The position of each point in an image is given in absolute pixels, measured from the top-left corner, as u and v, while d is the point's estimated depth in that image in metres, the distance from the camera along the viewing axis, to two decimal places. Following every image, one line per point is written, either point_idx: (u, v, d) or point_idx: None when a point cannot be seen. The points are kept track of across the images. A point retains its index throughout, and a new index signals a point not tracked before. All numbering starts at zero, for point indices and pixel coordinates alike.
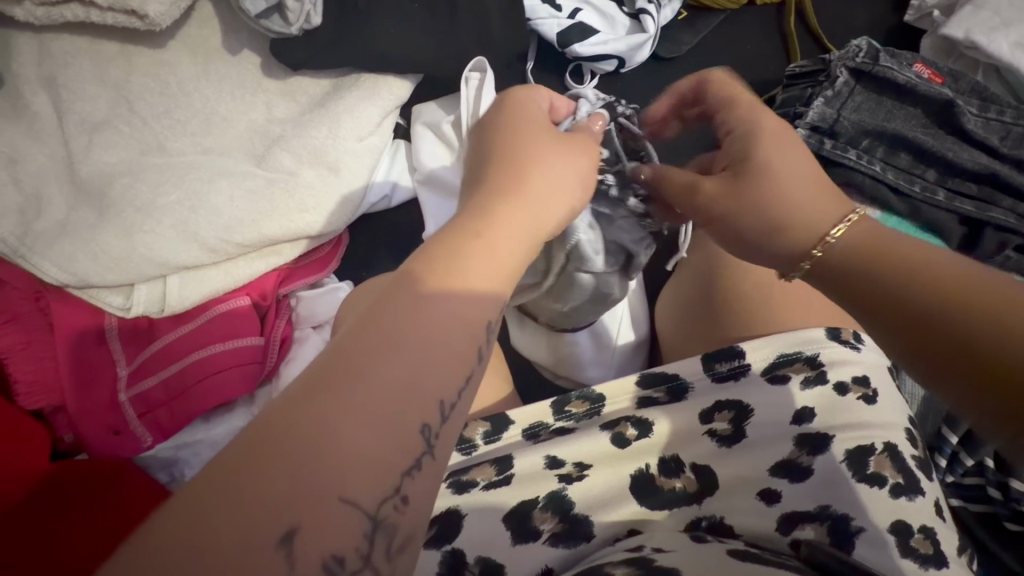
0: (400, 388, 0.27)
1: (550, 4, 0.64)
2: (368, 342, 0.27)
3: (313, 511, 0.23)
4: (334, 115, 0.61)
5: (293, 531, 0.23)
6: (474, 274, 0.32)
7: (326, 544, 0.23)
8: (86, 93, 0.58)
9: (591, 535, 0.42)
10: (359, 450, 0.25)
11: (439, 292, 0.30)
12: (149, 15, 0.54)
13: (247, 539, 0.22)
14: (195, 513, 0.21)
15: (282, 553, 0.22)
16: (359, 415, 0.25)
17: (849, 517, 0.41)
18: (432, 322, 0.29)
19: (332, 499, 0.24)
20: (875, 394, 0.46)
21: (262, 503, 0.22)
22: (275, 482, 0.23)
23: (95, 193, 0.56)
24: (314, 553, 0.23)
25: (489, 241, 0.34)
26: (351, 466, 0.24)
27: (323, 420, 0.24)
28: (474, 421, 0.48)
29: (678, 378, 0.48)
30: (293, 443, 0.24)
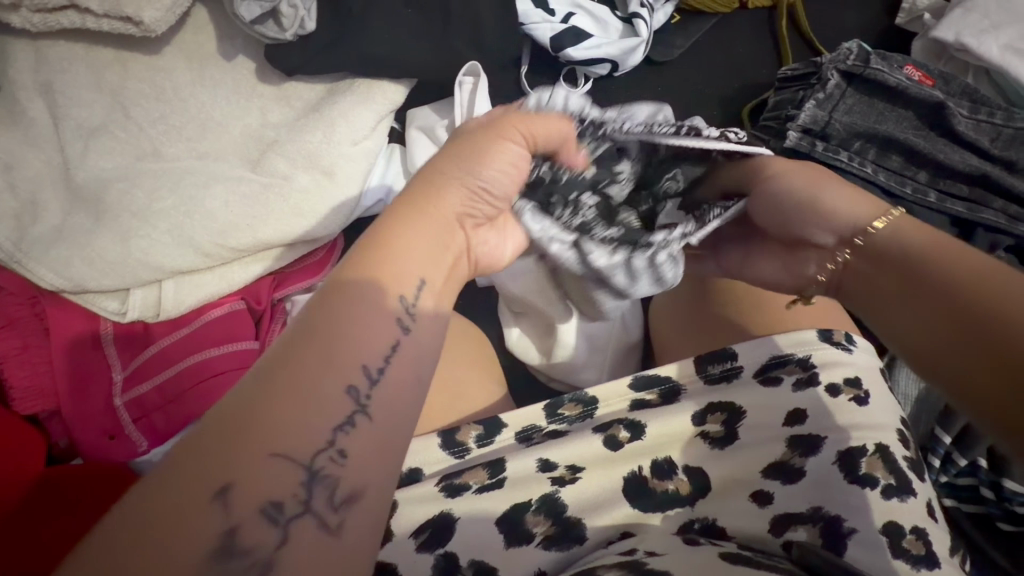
0: (320, 364, 0.29)
1: (543, 9, 0.65)
2: (289, 336, 0.30)
3: (245, 470, 0.26)
4: (330, 120, 0.62)
5: (226, 488, 0.25)
6: (397, 268, 0.35)
7: (260, 495, 0.26)
8: (82, 99, 0.58)
9: (584, 538, 0.43)
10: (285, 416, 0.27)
11: (357, 288, 0.33)
12: (144, 22, 0.55)
13: (187, 497, 0.25)
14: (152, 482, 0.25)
15: (221, 502, 0.25)
16: (281, 394, 0.28)
17: (842, 518, 0.41)
18: (348, 313, 0.31)
19: (263, 457, 0.26)
20: (867, 395, 0.46)
21: (201, 466, 0.25)
22: (213, 451, 0.26)
23: (91, 198, 0.57)
24: (251, 504, 0.26)
25: (410, 237, 0.36)
26: (279, 428, 0.27)
27: (251, 397, 0.27)
28: (468, 424, 0.48)
29: (671, 380, 0.49)
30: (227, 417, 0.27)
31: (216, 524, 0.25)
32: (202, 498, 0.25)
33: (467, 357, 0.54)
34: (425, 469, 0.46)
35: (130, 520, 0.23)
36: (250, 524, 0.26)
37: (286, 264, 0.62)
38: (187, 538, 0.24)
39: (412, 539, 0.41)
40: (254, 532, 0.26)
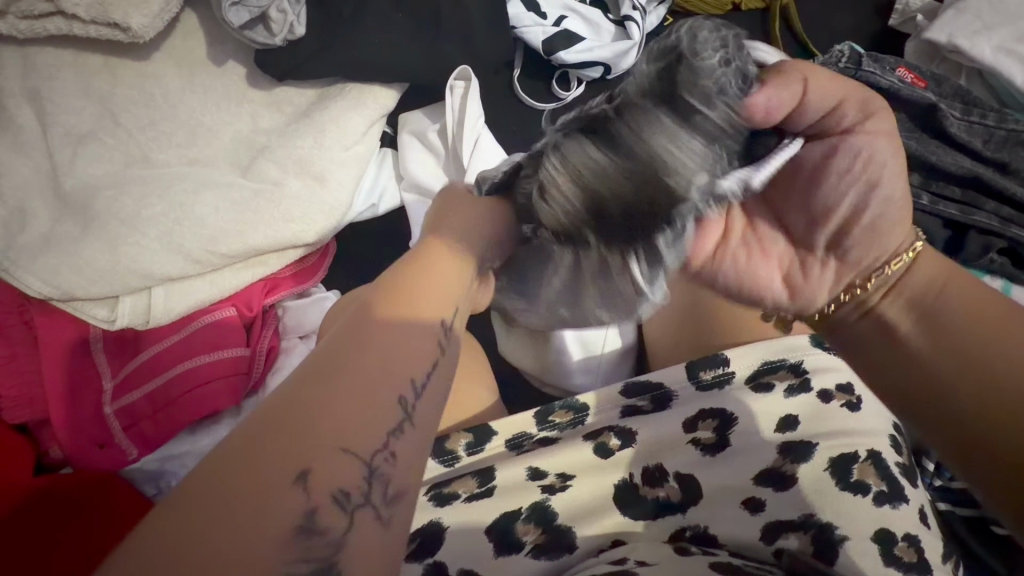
0: (376, 371, 0.30)
1: (535, 12, 0.65)
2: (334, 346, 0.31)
3: (321, 458, 0.27)
4: (320, 125, 0.62)
5: (305, 472, 0.26)
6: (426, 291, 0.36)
7: (333, 483, 0.27)
8: (70, 106, 0.58)
9: (574, 546, 0.42)
10: (349, 411, 0.28)
11: (393, 312, 0.34)
12: (132, 28, 0.55)
13: (268, 484, 0.25)
14: (222, 473, 0.25)
15: (301, 487, 0.26)
16: (342, 393, 0.29)
17: (834, 525, 0.40)
18: (389, 329, 0.33)
19: (333, 450, 0.27)
20: (858, 401, 0.46)
21: (274, 454, 0.26)
22: (284, 442, 0.26)
23: (79, 206, 0.56)
24: (325, 491, 0.27)
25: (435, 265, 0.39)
26: (348, 425, 0.28)
27: (311, 389, 0.28)
28: (457, 432, 0.47)
29: (663, 386, 0.48)
30: (292, 409, 0.27)
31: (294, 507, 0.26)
32: (282, 482, 0.26)
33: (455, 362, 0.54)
34: None
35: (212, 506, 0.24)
36: (326, 507, 0.27)
37: (275, 271, 0.62)
38: (269, 525, 0.25)
39: (402, 548, 0.41)
40: (328, 516, 0.27)
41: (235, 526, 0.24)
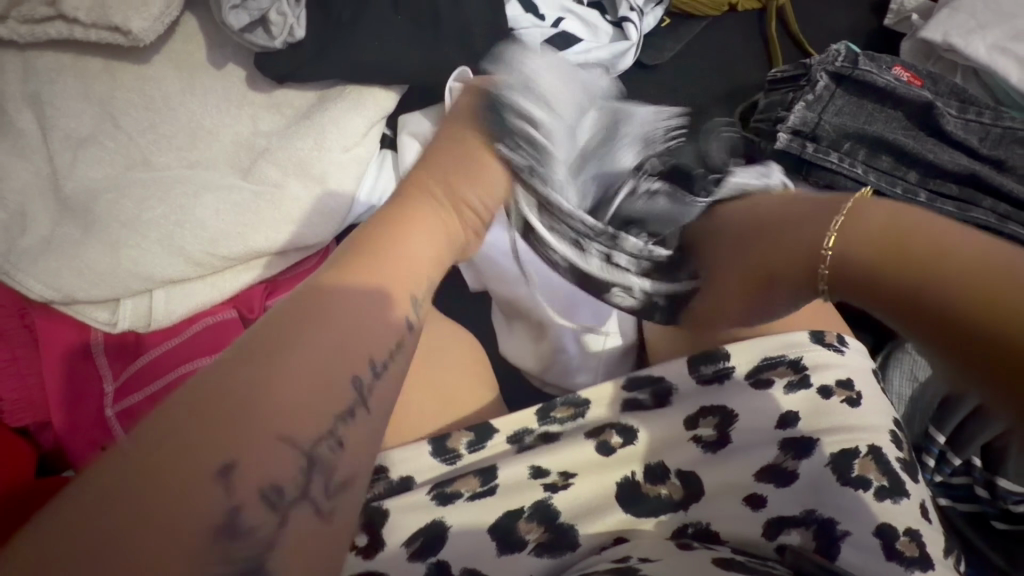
0: (325, 359, 0.30)
1: (533, 14, 0.65)
2: (276, 324, 0.30)
3: (250, 451, 0.26)
4: (320, 127, 0.62)
5: (230, 467, 0.26)
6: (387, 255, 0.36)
7: (263, 479, 0.26)
8: (71, 109, 0.58)
9: (577, 543, 0.42)
10: (281, 391, 0.28)
11: (355, 279, 0.33)
12: (132, 31, 0.55)
13: (185, 479, 0.25)
14: (137, 469, 0.24)
15: (228, 480, 0.25)
16: (278, 374, 0.28)
17: (835, 520, 0.41)
18: (343, 303, 0.32)
19: (270, 439, 0.27)
20: (859, 396, 0.46)
21: (201, 443, 0.25)
22: (211, 430, 0.26)
23: (80, 209, 0.56)
24: (253, 486, 0.26)
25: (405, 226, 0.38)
26: (287, 413, 0.28)
27: (237, 366, 0.28)
28: (458, 430, 0.47)
29: (663, 380, 0.48)
30: (218, 390, 0.27)
31: (216, 502, 0.25)
32: (204, 473, 0.25)
33: (453, 359, 0.54)
34: (417, 476, 0.45)
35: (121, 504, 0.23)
36: (252, 508, 0.26)
37: (274, 272, 0.61)
38: (185, 524, 0.24)
39: (404, 548, 0.41)
40: (254, 515, 0.26)
41: (157, 517, 0.24)
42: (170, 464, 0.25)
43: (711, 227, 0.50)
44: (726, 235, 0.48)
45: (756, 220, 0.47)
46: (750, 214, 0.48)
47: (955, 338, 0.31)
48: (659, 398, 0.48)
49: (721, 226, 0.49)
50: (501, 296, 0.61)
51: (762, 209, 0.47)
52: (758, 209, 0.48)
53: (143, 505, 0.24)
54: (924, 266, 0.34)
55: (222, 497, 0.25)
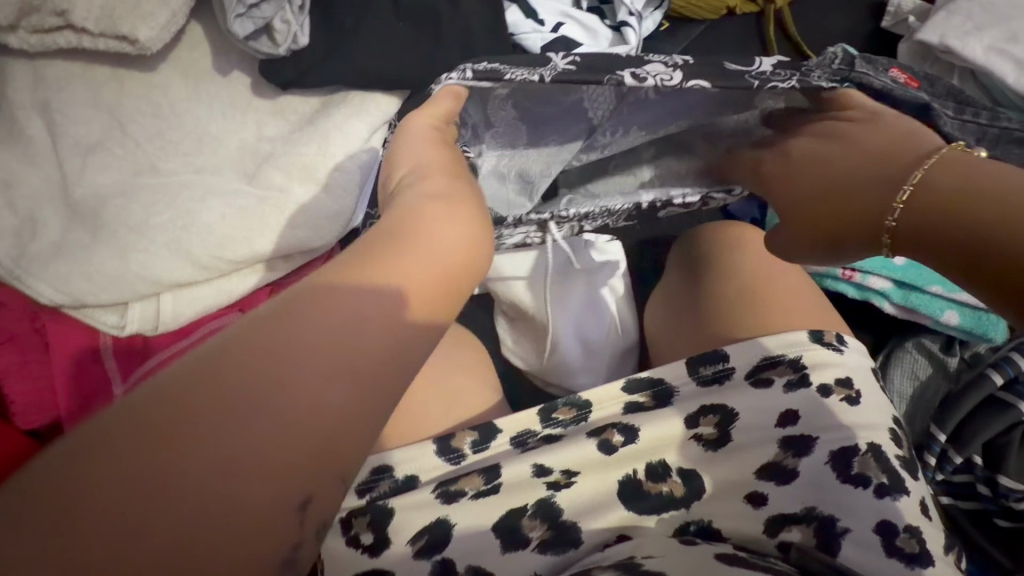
0: (379, 393, 0.32)
1: (533, 19, 0.66)
2: (315, 350, 0.31)
3: (320, 486, 0.29)
4: (324, 132, 0.63)
5: (307, 500, 0.29)
6: (421, 262, 0.36)
7: (324, 511, 0.30)
8: (79, 116, 0.59)
9: (580, 540, 0.43)
10: (343, 429, 0.30)
11: (375, 294, 0.34)
12: (140, 40, 0.56)
13: (262, 504, 0.28)
14: (222, 487, 0.27)
15: (300, 514, 0.29)
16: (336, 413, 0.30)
17: (835, 517, 0.42)
18: (382, 327, 0.33)
19: (337, 479, 0.30)
20: (858, 394, 0.47)
21: (272, 483, 0.28)
22: (291, 459, 0.28)
23: (88, 214, 0.57)
24: (318, 517, 0.30)
25: (430, 224, 0.39)
26: (351, 453, 0.31)
27: (294, 401, 0.29)
28: (462, 430, 0.46)
29: (664, 382, 0.48)
30: (278, 423, 0.29)
31: (288, 536, 0.28)
32: (282, 510, 0.28)
33: (453, 361, 0.54)
34: (421, 475, 0.44)
35: (212, 521, 0.26)
36: (310, 541, 0.30)
37: (278, 276, 0.62)
38: (262, 545, 0.28)
39: (410, 546, 0.41)
40: (311, 546, 0.30)
41: (237, 538, 0.27)
42: (248, 498, 0.27)
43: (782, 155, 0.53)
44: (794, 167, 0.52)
45: (827, 154, 0.51)
46: (823, 149, 0.51)
47: (964, 259, 0.40)
48: (701, 377, 0.48)
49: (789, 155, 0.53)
50: (505, 297, 0.60)
51: (828, 151, 0.51)
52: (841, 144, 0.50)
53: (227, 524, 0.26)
54: (972, 212, 0.40)
55: (293, 530, 0.29)
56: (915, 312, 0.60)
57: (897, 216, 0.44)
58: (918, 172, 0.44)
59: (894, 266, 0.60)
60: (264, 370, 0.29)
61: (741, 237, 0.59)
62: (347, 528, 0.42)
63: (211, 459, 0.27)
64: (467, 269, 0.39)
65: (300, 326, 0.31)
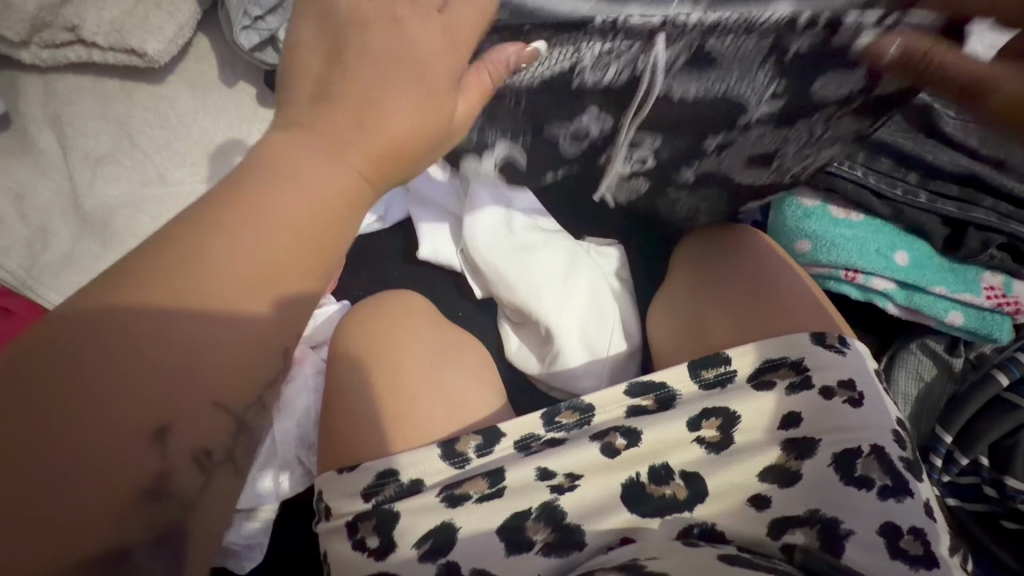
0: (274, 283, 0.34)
1: None
2: (193, 285, 0.31)
3: (182, 411, 0.30)
4: None
5: (165, 429, 0.30)
6: (286, 213, 0.34)
7: (195, 441, 0.31)
8: (89, 129, 0.60)
9: (584, 543, 0.43)
10: (202, 363, 0.31)
11: (273, 216, 0.34)
12: (148, 53, 0.58)
13: (126, 443, 0.28)
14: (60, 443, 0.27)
15: (159, 445, 0.29)
16: (194, 338, 0.31)
17: (838, 520, 0.42)
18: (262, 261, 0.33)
19: (205, 405, 0.31)
20: (861, 397, 0.47)
21: (115, 429, 0.28)
22: (139, 393, 0.29)
23: (99, 225, 0.58)
24: (186, 446, 0.30)
25: (297, 159, 0.36)
26: (218, 375, 0.32)
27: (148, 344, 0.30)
28: (467, 434, 0.47)
29: (666, 386, 0.48)
30: (121, 367, 0.29)
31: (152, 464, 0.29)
32: (137, 445, 0.29)
33: (458, 366, 0.55)
34: (425, 479, 0.45)
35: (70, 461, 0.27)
36: (183, 470, 0.30)
37: None
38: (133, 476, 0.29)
39: (416, 549, 0.42)
40: (182, 479, 0.30)
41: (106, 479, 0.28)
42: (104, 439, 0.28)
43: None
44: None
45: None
46: None
47: None
48: (702, 379, 0.48)
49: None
50: (508, 301, 0.61)
51: None
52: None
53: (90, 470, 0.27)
54: None
55: (155, 459, 0.29)
56: (919, 313, 0.60)
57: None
58: None
59: (897, 267, 0.58)
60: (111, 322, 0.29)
61: (741, 238, 0.59)
62: (353, 532, 0.43)
63: (59, 414, 0.27)
64: (364, 197, 0.38)
65: (148, 283, 0.31)
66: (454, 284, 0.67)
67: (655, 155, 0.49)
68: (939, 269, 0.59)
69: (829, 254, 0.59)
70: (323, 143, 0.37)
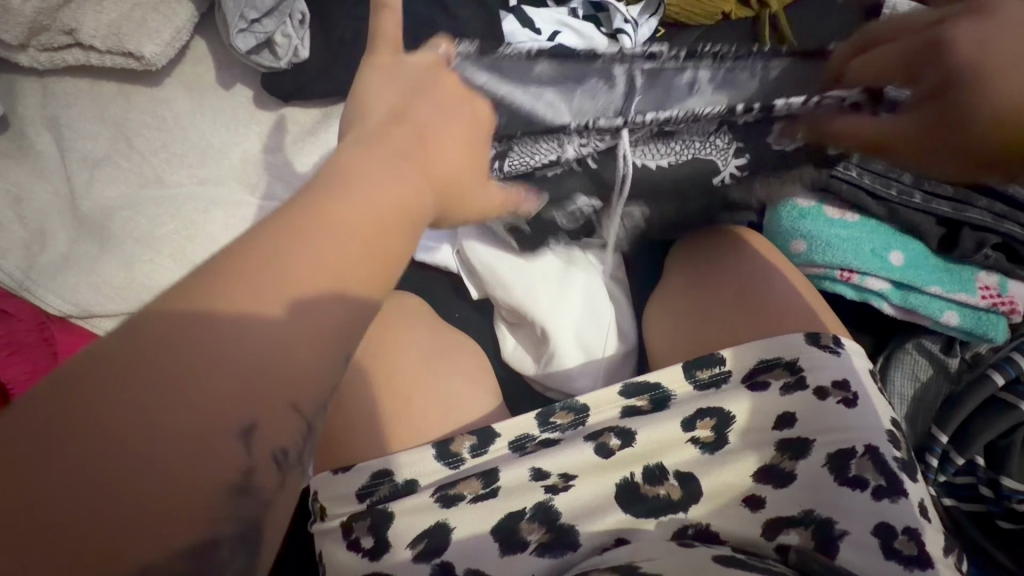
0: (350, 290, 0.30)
1: (530, 28, 0.66)
2: (267, 273, 0.28)
3: (268, 410, 0.26)
4: (326, 142, 0.63)
5: (251, 427, 0.26)
6: (358, 207, 0.32)
7: (278, 442, 0.27)
8: (87, 131, 0.61)
9: (578, 544, 0.43)
10: (280, 376, 0.27)
11: (347, 206, 0.31)
12: (145, 56, 0.58)
13: (205, 440, 0.25)
14: (130, 435, 0.23)
15: (243, 442, 0.26)
16: (263, 344, 0.27)
17: (833, 520, 0.42)
18: (326, 261, 0.29)
19: (284, 406, 0.27)
20: (855, 397, 0.47)
21: (196, 425, 0.25)
22: (219, 383, 0.25)
23: (97, 227, 0.58)
24: (269, 446, 0.27)
25: (369, 167, 0.34)
26: (297, 375, 0.28)
27: (214, 343, 0.26)
28: (461, 434, 0.47)
29: (661, 386, 0.48)
30: (198, 361, 0.25)
31: (229, 464, 0.25)
32: (224, 439, 0.25)
33: (455, 367, 0.55)
34: (420, 479, 0.45)
35: (134, 464, 0.23)
36: (263, 469, 0.26)
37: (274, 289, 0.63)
38: (207, 472, 0.25)
39: (410, 549, 0.42)
40: (264, 476, 0.27)
41: (168, 485, 0.23)
42: (177, 433, 0.24)
43: (975, 37, 0.42)
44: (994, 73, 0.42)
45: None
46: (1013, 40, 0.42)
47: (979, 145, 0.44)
48: (696, 380, 0.48)
49: (983, 41, 0.42)
50: (504, 302, 0.61)
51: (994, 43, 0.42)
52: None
53: (157, 473, 0.23)
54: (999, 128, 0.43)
55: (238, 461, 0.26)
56: (914, 312, 0.60)
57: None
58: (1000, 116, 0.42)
59: (892, 267, 0.59)
60: (187, 310, 0.26)
61: (735, 240, 0.59)
62: (347, 532, 0.43)
63: (124, 408, 0.23)
64: (421, 212, 0.35)
65: (225, 289, 0.27)
66: (451, 285, 0.67)
67: (642, 211, 0.57)
68: (934, 269, 0.59)
69: (824, 254, 0.59)
70: (395, 150, 0.36)
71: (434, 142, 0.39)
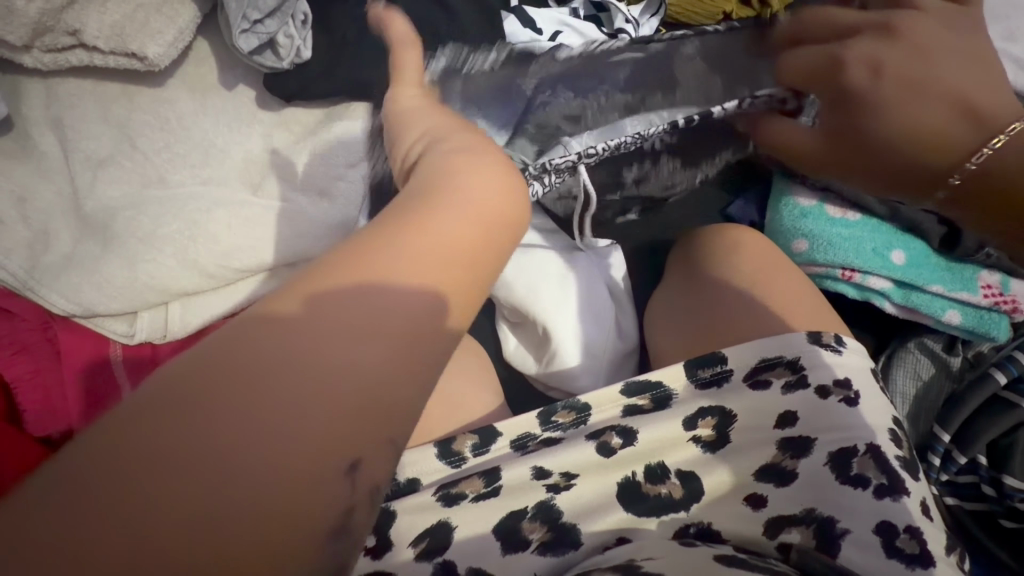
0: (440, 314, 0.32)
1: (531, 28, 0.63)
2: (363, 309, 0.31)
3: (367, 446, 0.29)
4: (328, 143, 0.64)
5: (356, 462, 0.28)
6: (447, 236, 0.34)
7: (374, 477, 0.29)
8: (91, 131, 0.61)
9: (579, 542, 0.44)
10: (382, 404, 0.29)
11: (436, 231, 0.34)
12: (149, 57, 0.58)
13: (316, 475, 0.27)
14: (251, 473, 0.26)
15: (349, 478, 0.28)
16: (360, 379, 0.29)
17: (834, 519, 0.42)
18: (422, 287, 0.32)
19: (381, 442, 0.30)
20: (857, 396, 0.47)
21: (302, 456, 0.27)
22: (324, 424, 0.28)
23: (99, 226, 0.58)
24: (369, 479, 0.29)
25: (453, 191, 0.37)
26: (392, 413, 0.30)
27: (315, 373, 0.28)
28: (463, 433, 0.47)
29: (662, 385, 0.48)
30: (298, 404, 0.28)
31: (338, 498, 0.28)
32: (332, 475, 0.28)
33: (458, 367, 0.55)
34: (422, 478, 0.45)
35: (258, 501, 0.26)
36: (362, 506, 0.29)
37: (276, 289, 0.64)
38: (320, 506, 0.27)
39: (412, 548, 0.42)
40: (365, 510, 0.29)
41: (285, 520, 0.26)
42: (291, 470, 0.27)
43: (868, 64, 0.50)
44: (891, 94, 0.50)
45: (916, 71, 0.50)
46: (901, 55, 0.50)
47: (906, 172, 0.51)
48: (698, 378, 0.48)
49: (877, 67, 0.50)
50: (505, 301, 0.61)
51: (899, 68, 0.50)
52: (936, 53, 0.50)
53: (277, 507, 0.26)
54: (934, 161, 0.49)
55: (333, 487, 0.28)
56: (916, 311, 0.60)
57: (962, 174, 0.48)
58: (999, 138, 0.46)
59: (893, 266, 0.59)
60: (280, 353, 0.29)
61: (737, 239, 0.59)
62: None
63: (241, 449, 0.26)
64: (501, 236, 0.37)
65: (328, 332, 0.30)
66: None
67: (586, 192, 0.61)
68: (935, 269, 0.59)
69: (826, 253, 0.59)
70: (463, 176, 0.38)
71: (477, 161, 0.39)
